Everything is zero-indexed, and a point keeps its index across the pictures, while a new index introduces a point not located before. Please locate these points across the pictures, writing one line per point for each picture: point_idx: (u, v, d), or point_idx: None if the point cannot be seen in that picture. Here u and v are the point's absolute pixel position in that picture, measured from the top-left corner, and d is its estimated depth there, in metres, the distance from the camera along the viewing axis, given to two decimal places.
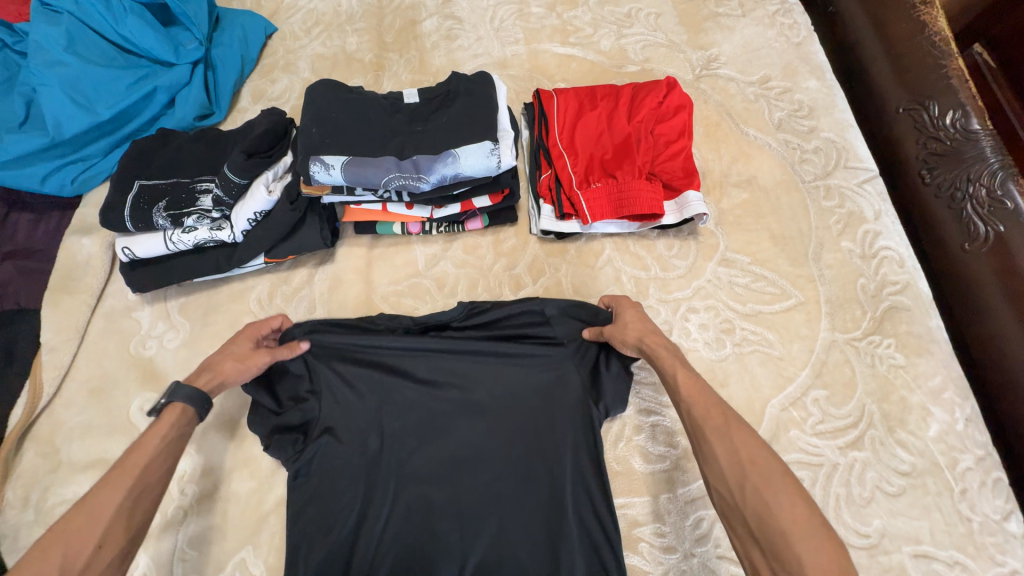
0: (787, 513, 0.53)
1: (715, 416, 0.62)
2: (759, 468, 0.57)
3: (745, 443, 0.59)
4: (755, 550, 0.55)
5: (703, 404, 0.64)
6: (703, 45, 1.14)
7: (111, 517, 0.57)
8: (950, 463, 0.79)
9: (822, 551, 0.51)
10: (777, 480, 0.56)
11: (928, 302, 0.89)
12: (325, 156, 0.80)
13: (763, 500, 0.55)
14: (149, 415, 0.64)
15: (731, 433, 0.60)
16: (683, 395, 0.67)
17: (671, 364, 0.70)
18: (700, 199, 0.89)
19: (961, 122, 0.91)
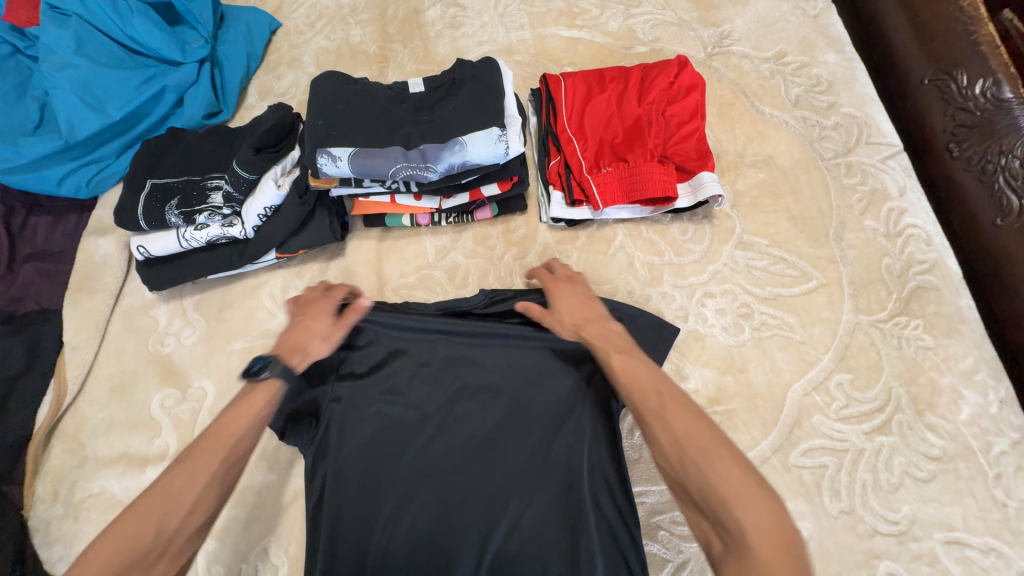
0: (727, 483, 0.49)
1: (649, 396, 0.58)
2: (696, 442, 0.53)
3: (683, 419, 0.55)
4: (703, 527, 0.51)
5: (638, 383, 0.60)
6: (714, 22, 1.10)
7: (203, 486, 0.54)
8: (984, 447, 0.75)
9: (766, 515, 0.47)
10: (714, 449, 0.52)
11: (958, 281, 0.85)
12: (332, 149, 0.80)
13: (702, 472, 0.51)
14: (239, 380, 0.61)
15: (667, 409, 0.56)
16: (618, 378, 0.62)
17: (607, 349, 0.66)
18: (715, 180, 0.87)
19: (992, 91, 0.87)
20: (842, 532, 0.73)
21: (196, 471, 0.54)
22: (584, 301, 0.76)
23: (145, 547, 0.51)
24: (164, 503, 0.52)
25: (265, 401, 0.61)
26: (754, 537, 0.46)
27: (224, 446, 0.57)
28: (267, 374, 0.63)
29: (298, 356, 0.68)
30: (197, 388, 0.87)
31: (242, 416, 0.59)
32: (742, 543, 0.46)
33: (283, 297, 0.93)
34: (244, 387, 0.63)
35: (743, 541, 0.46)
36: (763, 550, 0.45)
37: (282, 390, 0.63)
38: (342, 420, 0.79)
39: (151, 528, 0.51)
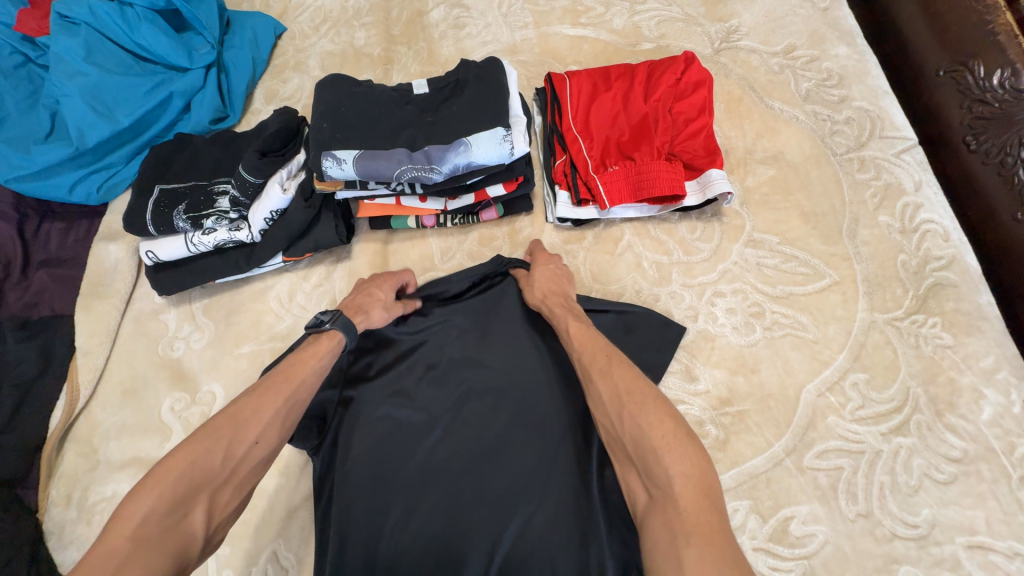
0: (655, 429, 0.55)
1: (600, 359, 0.67)
2: (633, 396, 0.60)
3: (625, 379, 0.63)
4: (634, 475, 0.57)
5: (591, 350, 0.69)
6: (721, 17, 1.09)
7: (268, 419, 0.61)
8: (1007, 449, 0.73)
9: (688, 457, 0.53)
10: (647, 403, 0.59)
11: (977, 277, 0.83)
12: (337, 151, 0.80)
13: (636, 421, 0.58)
14: (308, 327, 0.71)
15: (613, 370, 0.64)
16: (575, 345, 0.71)
17: (566, 318, 0.75)
18: (723, 177, 0.85)
19: (1010, 82, 0.84)
20: (860, 536, 0.71)
21: (262, 404, 0.61)
22: (559, 278, 0.83)
23: (218, 466, 0.55)
24: (236, 428, 0.58)
25: (327, 349, 0.71)
26: (675, 476, 0.51)
27: (286, 387, 0.64)
28: (330, 326, 0.73)
29: (360, 318, 0.78)
30: (206, 392, 0.87)
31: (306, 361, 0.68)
32: (664, 483, 0.52)
33: (290, 300, 0.93)
34: (308, 337, 0.73)
35: (666, 482, 0.52)
36: (682, 488, 0.51)
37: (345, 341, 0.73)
38: (350, 425, 0.79)
39: (221, 451, 0.56)
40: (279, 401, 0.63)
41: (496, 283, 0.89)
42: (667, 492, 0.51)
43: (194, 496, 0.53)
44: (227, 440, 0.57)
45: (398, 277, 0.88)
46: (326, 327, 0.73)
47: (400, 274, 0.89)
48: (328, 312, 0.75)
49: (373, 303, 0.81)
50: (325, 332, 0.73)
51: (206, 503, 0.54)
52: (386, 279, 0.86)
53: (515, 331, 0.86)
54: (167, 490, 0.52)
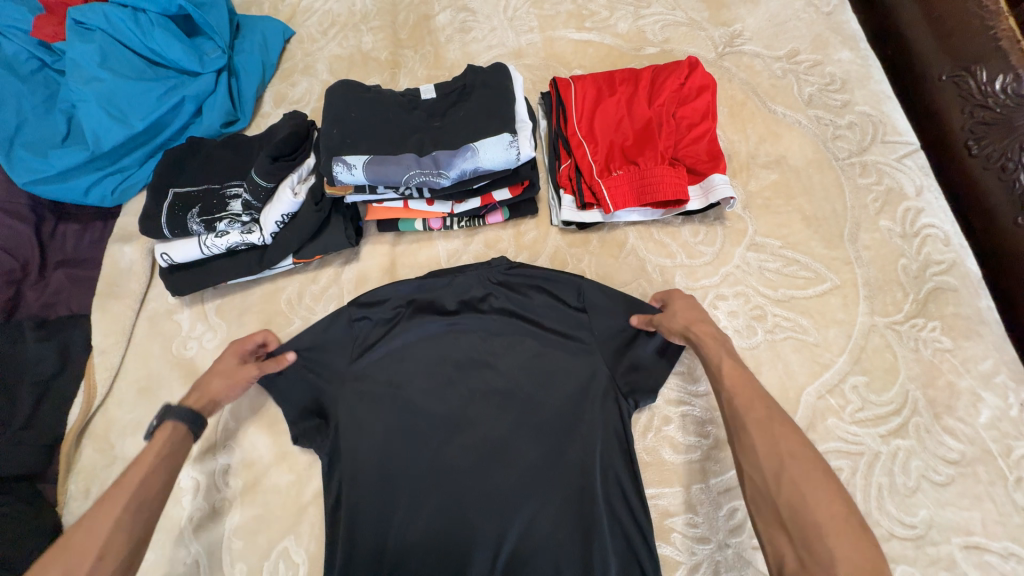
0: (825, 508, 0.55)
1: (759, 409, 0.64)
2: (798, 464, 0.58)
3: (788, 438, 0.61)
4: (781, 538, 0.56)
5: (747, 398, 0.66)
6: (725, 22, 1.09)
7: (104, 535, 0.61)
8: (1004, 451, 0.75)
9: (859, 550, 0.52)
10: (817, 476, 0.57)
11: (977, 281, 0.84)
12: (347, 157, 0.81)
13: (799, 490, 0.57)
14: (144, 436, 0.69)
15: (772, 427, 0.62)
16: (726, 385, 0.68)
17: (720, 355, 0.72)
18: (726, 182, 0.87)
19: (1012, 87, 0.86)
20: None
21: (96, 523, 0.61)
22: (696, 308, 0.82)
23: None
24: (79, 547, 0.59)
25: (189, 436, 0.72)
26: (843, 563, 0.51)
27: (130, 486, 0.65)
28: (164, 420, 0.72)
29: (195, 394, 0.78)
30: None
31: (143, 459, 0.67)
32: (826, 561, 0.52)
33: (300, 301, 0.95)
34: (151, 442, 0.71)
35: (828, 559, 0.52)
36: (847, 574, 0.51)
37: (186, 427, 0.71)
38: (356, 422, 0.82)
39: None
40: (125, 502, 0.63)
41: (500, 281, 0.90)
42: (828, 574, 0.51)
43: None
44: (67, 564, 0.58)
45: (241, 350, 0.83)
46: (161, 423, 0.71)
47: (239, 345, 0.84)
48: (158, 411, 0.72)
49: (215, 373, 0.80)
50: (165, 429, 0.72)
51: None
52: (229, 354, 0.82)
53: (522, 330, 0.87)
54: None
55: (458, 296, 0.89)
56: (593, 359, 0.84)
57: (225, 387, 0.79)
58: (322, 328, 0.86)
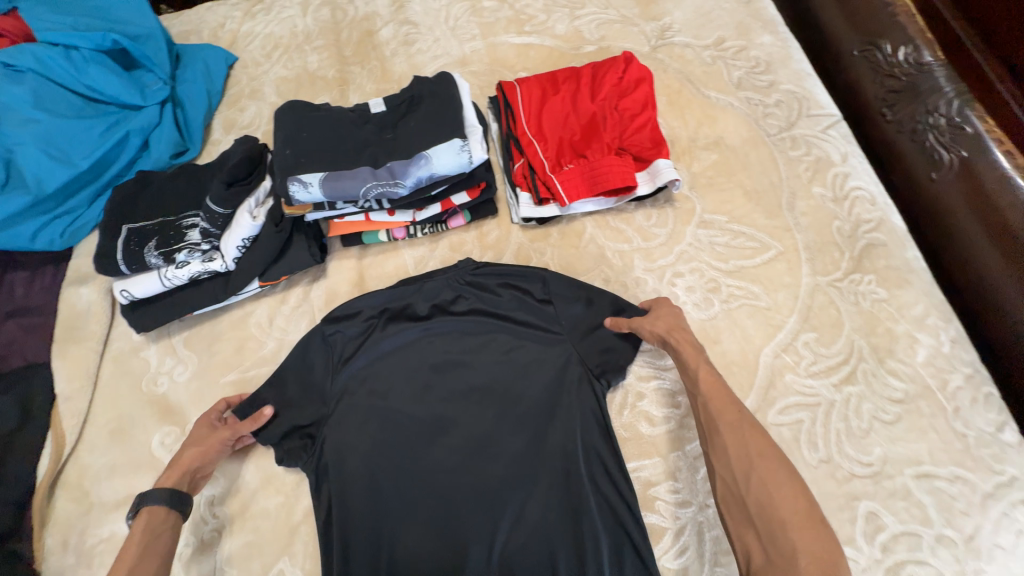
0: (788, 504, 0.62)
1: (731, 413, 0.72)
2: (766, 464, 0.66)
3: (756, 441, 0.68)
4: (750, 535, 0.64)
5: (720, 402, 0.73)
6: (655, 16, 1.16)
7: None
8: (941, 384, 0.83)
9: (817, 541, 0.60)
10: (783, 476, 0.65)
11: (903, 235, 0.92)
12: (302, 175, 0.81)
13: (766, 489, 0.64)
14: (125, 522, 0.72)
15: (743, 430, 0.70)
16: (702, 389, 0.75)
17: (697, 362, 0.78)
18: (670, 166, 0.92)
19: (913, 57, 1.02)
20: (823, 480, 0.78)
21: None
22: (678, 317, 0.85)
23: None
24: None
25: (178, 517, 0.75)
26: (803, 554, 0.59)
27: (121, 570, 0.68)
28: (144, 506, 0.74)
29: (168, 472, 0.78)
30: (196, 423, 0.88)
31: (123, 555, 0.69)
32: (788, 553, 0.59)
33: (270, 324, 0.94)
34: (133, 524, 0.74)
35: (790, 553, 0.59)
36: (806, 564, 0.58)
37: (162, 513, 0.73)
38: (339, 437, 0.83)
39: None
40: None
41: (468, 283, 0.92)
42: (791, 565, 0.59)
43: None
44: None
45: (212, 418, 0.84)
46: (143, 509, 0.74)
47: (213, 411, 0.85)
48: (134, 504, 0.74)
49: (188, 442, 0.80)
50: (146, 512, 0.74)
51: None
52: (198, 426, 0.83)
53: (494, 326, 0.90)
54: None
55: (429, 301, 0.91)
56: (566, 346, 0.88)
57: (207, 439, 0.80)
58: (299, 348, 0.87)
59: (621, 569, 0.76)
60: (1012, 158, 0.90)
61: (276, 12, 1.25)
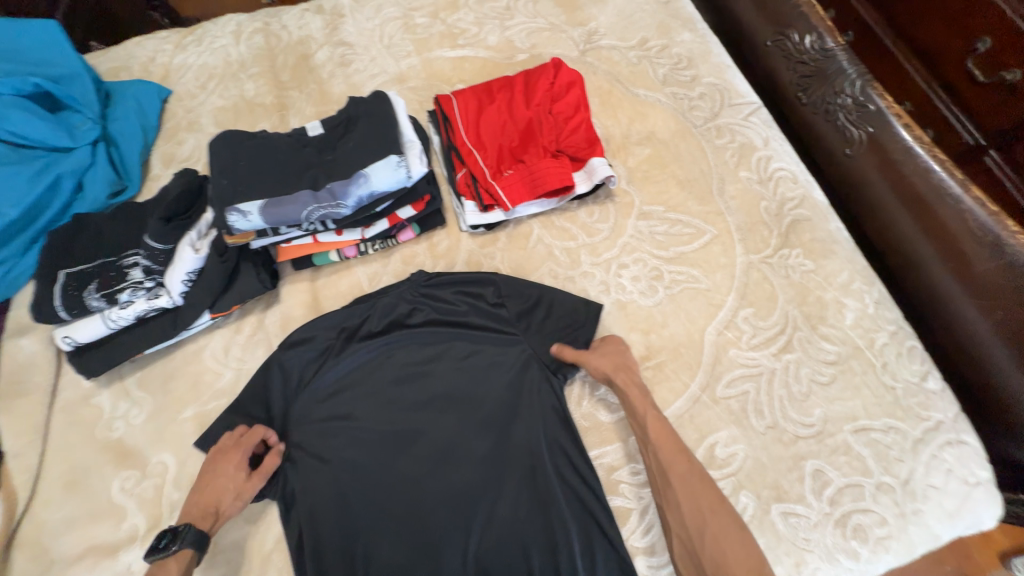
0: (739, 560, 0.70)
1: (681, 465, 0.76)
2: (716, 519, 0.73)
3: (705, 495, 0.75)
4: None
5: (671, 453, 0.77)
6: (581, 22, 1.21)
7: None
8: (869, 343, 0.89)
9: None
10: (732, 531, 0.72)
11: (824, 209, 1.00)
12: (240, 204, 0.81)
13: (718, 545, 0.71)
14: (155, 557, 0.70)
15: (693, 483, 0.75)
16: (653, 439, 0.79)
17: (646, 410, 0.81)
18: (605, 163, 0.97)
19: (818, 44, 1.11)
20: (771, 445, 0.83)
21: None
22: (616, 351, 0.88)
23: None
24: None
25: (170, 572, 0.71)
26: None
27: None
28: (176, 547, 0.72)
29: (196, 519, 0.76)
30: (157, 463, 0.86)
31: None
32: None
33: (226, 355, 0.94)
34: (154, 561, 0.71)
35: None
36: None
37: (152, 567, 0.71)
38: (305, 460, 0.84)
39: None
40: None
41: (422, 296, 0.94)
42: None
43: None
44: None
45: (244, 449, 0.81)
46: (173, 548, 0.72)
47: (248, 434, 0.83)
48: (172, 531, 0.73)
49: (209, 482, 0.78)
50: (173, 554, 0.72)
51: None
52: (230, 455, 0.80)
53: (449, 335, 0.92)
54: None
55: (384, 316, 0.93)
56: (522, 344, 0.91)
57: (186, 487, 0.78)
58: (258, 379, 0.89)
59: (593, 556, 0.78)
60: (910, 130, 1.00)
61: (208, 42, 1.25)
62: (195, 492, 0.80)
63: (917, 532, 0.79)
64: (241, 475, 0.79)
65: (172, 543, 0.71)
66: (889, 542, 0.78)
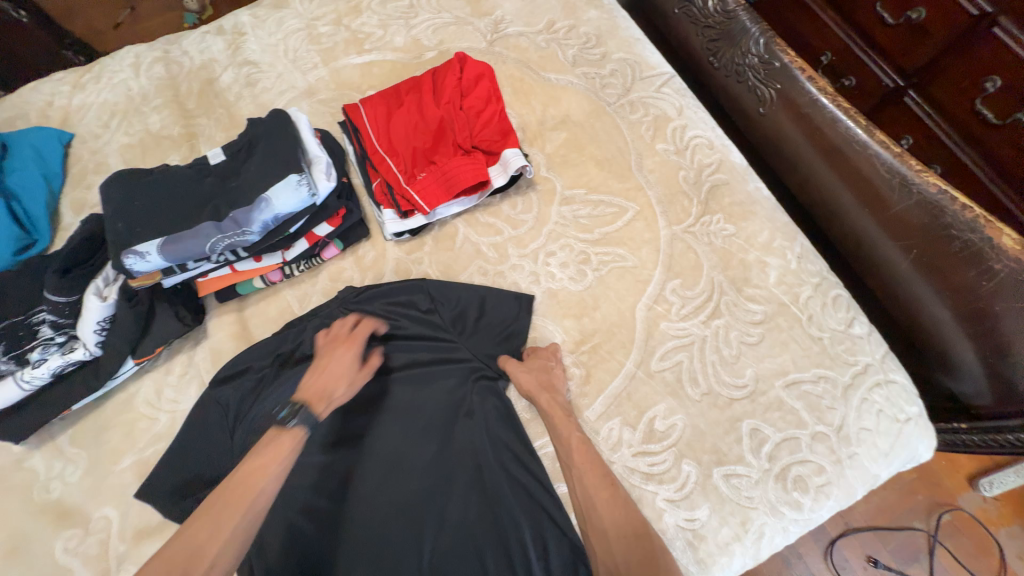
0: None
1: (603, 488, 0.75)
2: (641, 544, 0.69)
3: (627, 521, 0.71)
4: None
5: (594, 477, 0.76)
6: (486, 11, 1.19)
7: (220, 543, 0.62)
8: (794, 298, 0.91)
9: None
10: (656, 559, 0.68)
11: (742, 170, 1.01)
12: (137, 246, 0.78)
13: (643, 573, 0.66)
14: (282, 424, 0.73)
15: (619, 509, 0.73)
16: (575, 460, 0.78)
17: (570, 432, 0.81)
18: (517, 153, 0.96)
19: (720, 5, 1.11)
20: (708, 411, 0.85)
21: (216, 532, 0.62)
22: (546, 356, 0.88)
23: None
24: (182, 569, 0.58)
25: (287, 449, 0.71)
26: None
27: (245, 498, 0.66)
28: (293, 423, 0.74)
29: (322, 403, 0.78)
30: (100, 518, 0.84)
31: (263, 469, 0.68)
32: None
33: (160, 399, 0.92)
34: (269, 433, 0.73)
35: None
36: None
37: (282, 440, 0.72)
38: None
39: None
40: (240, 517, 0.64)
41: (350, 313, 0.93)
42: None
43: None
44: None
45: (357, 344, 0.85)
46: (290, 425, 0.74)
47: (362, 326, 0.87)
48: (293, 405, 0.75)
49: (329, 368, 0.81)
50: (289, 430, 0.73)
51: None
52: (345, 347, 0.84)
53: (384, 347, 0.91)
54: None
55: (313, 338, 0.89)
56: (456, 347, 0.90)
57: (309, 376, 0.81)
58: (193, 418, 0.86)
59: (546, 546, 0.78)
60: (815, 82, 0.99)
61: (107, 78, 1.20)
62: (307, 375, 0.82)
63: (854, 474, 0.81)
64: (354, 367, 0.83)
65: (292, 416, 0.74)
66: (828, 488, 0.80)
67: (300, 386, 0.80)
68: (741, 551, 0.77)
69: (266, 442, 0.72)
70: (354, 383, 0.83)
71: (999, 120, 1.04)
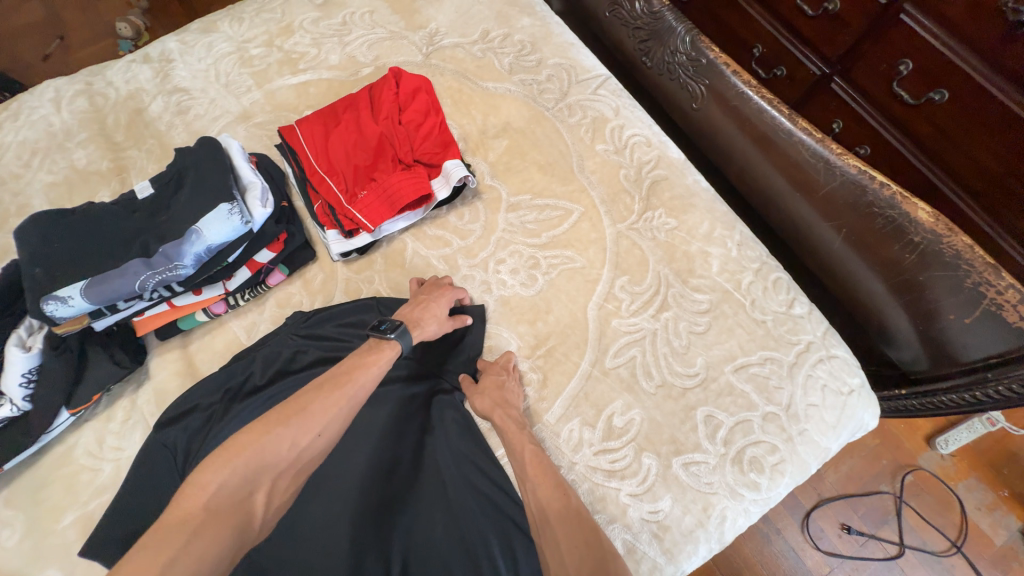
0: None
1: (556, 500, 0.75)
2: (592, 551, 0.68)
3: (579, 532, 0.71)
4: None
5: (547, 487, 0.76)
6: (421, 25, 1.19)
7: (330, 416, 0.71)
8: (737, 284, 0.94)
9: None
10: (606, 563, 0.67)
11: (679, 165, 1.04)
12: (58, 291, 0.75)
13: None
14: (382, 333, 0.80)
15: (571, 520, 0.72)
16: (530, 473, 0.78)
17: (525, 444, 0.81)
18: (458, 164, 0.96)
19: (647, 8, 1.15)
20: (664, 402, 0.86)
21: (327, 404, 0.71)
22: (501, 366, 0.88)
23: None
24: (302, 425, 0.69)
25: (384, 356, 0.79)
26: None
27: (347, 389, 0.74)
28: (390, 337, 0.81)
29: (415, 329, 0.84)
30: None
31: (366, 369, 0.77)
32: None
33: (102, 448, 0.87)
34: (371, 339, 0.82)
35: None
36: None
37: (382, 347, 0.80)
38: None
39: (288, 439, 0.67)
40: (342, 404, 0.72)
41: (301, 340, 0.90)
42: None
43: (257, 479, 0.64)
44: (292, 436, 0.67)
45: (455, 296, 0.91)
46: (388, 338, 0.81)
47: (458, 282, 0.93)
48: (392, 322, 0.82)
49: (426, 301, 0.88)
50: (387, 342, 0.81)
51: (265, 489, 0.65)
52: (443, 291, 0.90)
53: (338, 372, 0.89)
54: (237, 469, 0.63)
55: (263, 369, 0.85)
56: (420, 366, 0.92)
57: (409, 304, 0.88)
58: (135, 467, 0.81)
59: (515, 555, 0.77)
60: (740, 76, 1.05)
61: (25, 115, 1.14)
62: (406, 305, 0.88)
63: (806, 449, 0.84)
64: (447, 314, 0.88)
65: (391, 331, 0.81)
66: (782, 465, 0.83)
67: (399, 311, 0.87)
68: (705, 536, 0.79)
69: (368, 347, 0.81)
70: (442, 326, 0.87)
71: (914, 100, 1.10)
